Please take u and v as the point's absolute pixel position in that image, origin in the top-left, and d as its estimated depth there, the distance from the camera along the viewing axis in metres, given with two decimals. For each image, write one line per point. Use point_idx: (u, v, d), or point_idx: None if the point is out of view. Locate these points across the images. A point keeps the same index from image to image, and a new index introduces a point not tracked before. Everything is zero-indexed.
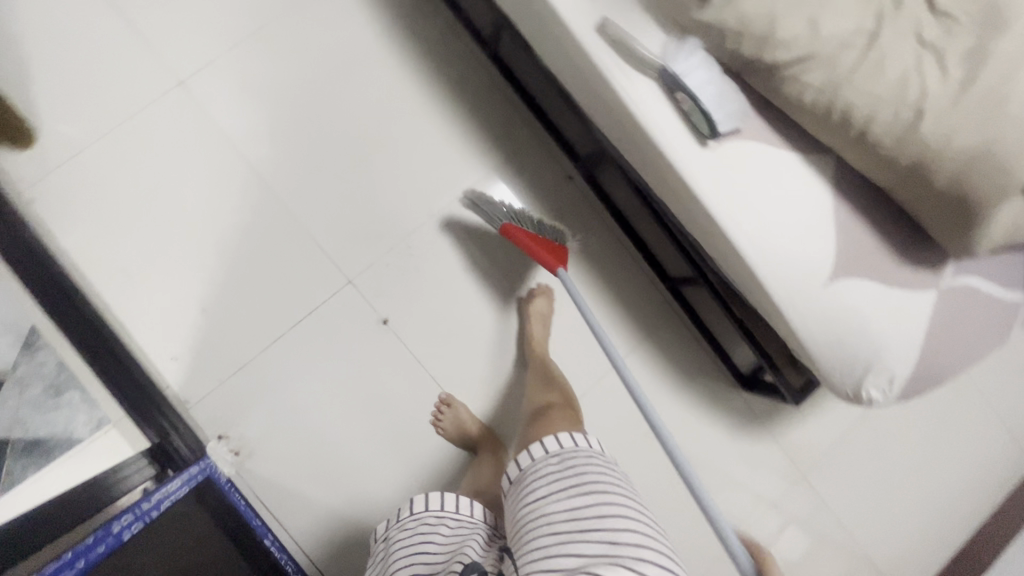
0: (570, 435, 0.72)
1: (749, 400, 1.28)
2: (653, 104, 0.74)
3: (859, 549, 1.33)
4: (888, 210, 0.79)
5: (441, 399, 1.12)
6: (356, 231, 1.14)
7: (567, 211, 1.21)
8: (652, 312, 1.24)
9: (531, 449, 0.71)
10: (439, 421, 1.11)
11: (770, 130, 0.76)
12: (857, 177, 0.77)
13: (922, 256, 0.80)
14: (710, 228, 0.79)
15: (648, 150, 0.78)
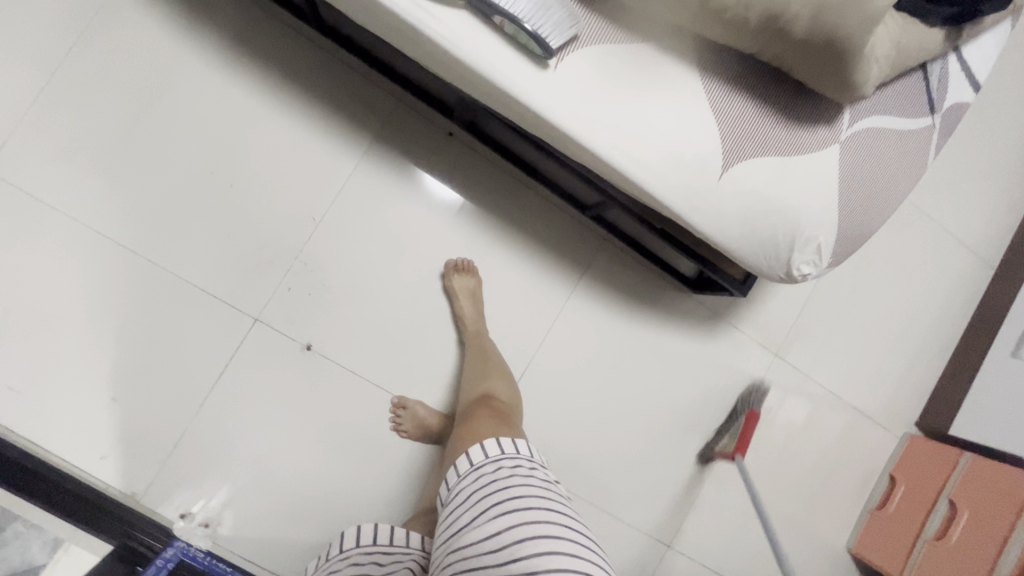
0: (498, 441, 0.67)
1: (705, 300, 1.24)
2: (473, 37, 0.64)
3: (849, 403, 1.34)
4: (765, 74, 0.70)
5: (395, 404, 1.07)
6: (243, 265, 1.04)
7: (460, 171, 1.11)
8: (582, 246, 1.17)
9: (458, 463, 0.67)
10: (399, 425, 1.07)
11: (612, 25, 0.66)
12: (722, 47, 0.68)
13: (814, 112, 0.72)
14: (584, 155, 0.71)
15: (489, 90, 0.69)
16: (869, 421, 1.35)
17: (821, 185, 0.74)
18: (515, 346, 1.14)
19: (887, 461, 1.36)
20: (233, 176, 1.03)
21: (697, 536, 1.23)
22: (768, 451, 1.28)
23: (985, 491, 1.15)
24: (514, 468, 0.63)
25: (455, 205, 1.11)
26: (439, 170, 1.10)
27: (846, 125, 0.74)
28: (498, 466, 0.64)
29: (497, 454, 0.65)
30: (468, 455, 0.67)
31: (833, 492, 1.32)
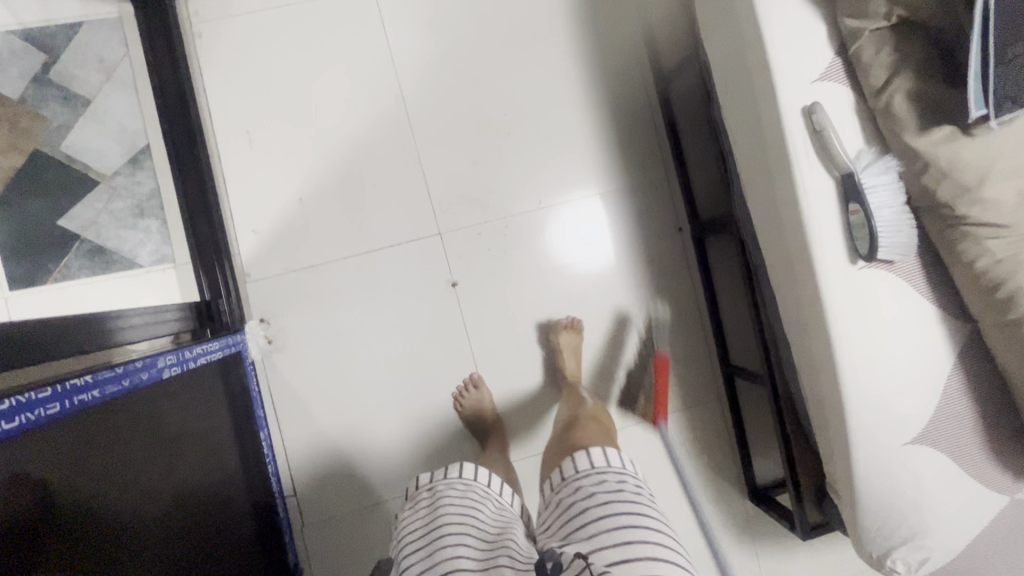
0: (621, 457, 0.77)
1: (750, 512, 1.25)
2: (823, 202, 0.73)
3: None
4: (999, 401, 0.76)
5: (471, 378, 1.12)
6: (466, 190, 1.14)
7: (664, 260, 1.20)
8: (697, 388, 1.22)
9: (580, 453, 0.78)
10: (460, 399, 1.11)
11: (922, 276, 0.74)
12: (987, 357, 0.75)
13: (1011, 460, 0.77)
14: (815, 340, 0.78)
15: (792, 242, 0.77)
16: None
17: (970, 517, 0.78)
18: None
19: None
20: (516, 129, 1.15)
21: None
22: None
23: None
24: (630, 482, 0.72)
25: (640, 278, 1.19)
26: (649, 246, 1.19)
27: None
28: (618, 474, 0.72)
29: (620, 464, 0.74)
30: (583, 457, 0.76)
31: None
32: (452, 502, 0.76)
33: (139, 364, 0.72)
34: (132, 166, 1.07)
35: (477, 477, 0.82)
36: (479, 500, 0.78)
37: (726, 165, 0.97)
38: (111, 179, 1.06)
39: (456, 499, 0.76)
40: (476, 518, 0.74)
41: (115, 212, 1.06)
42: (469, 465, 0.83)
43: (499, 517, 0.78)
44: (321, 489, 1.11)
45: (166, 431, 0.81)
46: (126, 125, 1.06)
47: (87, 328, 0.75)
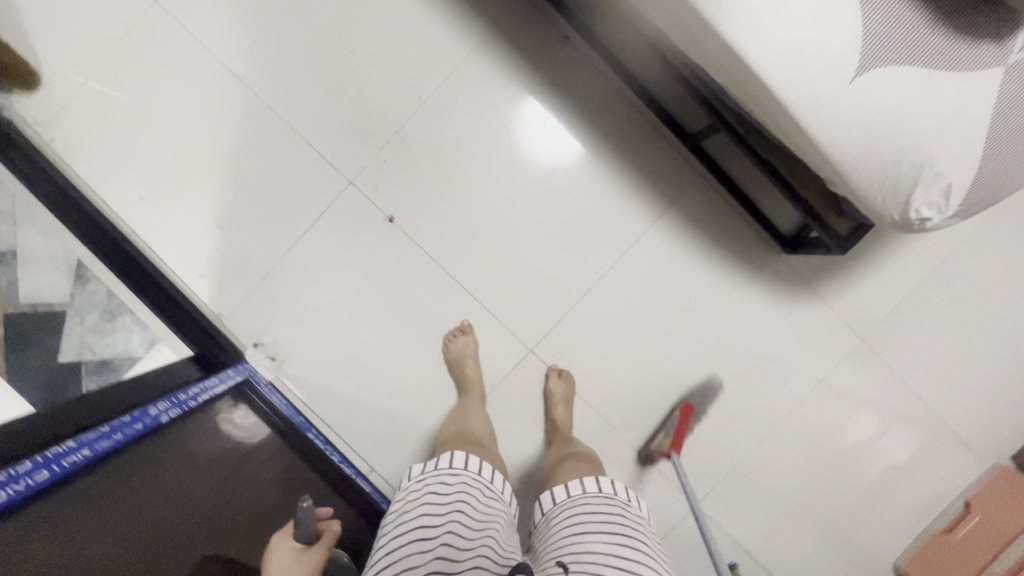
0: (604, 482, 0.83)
1: (792, 262, 1.17)
2: None
3: (931, 416, 1.22)
4: None
5: (459, 326, 1.14)
6: (348, 129, 1.11)
7: (567, 80, 1.11)
8: (673, 178, 1.13)
9: (577, 485, 0.83)
10: (448, 344, 1.13)
11: None
12: None
13: (975, 25, 0.66)
14: (706, 38, 0.69)
15: None
16: (951, 436, 1.23)
17: (968, 111, 0.67)
18: (582, 264, 1.14)
19: (965, 485, 1.23)
20: (357, 43, 1.09)
21: (725, 500, 1.21)
22: (821, 442, 1.21)
23: (1006, 501, 1.18)
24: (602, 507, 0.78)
25: (556, 111, 1.11)
26: (544, 73, 1.10)
27: (1009, 49, 0.67)
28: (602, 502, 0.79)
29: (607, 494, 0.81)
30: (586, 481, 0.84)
31: (887, 501, 1.23)
32: (445, 494, 0.76)
33: (125, 419, 0.78)
34: (80, 283, 1.15)
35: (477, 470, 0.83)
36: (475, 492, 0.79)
37: None
38: (73, 302, 1.15)
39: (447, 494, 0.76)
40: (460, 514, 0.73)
41: (92, 327, 1.15)
42: (471, 458, 0.84)
43: (490, 510, 0.78)
44: (390, 454, 1.15)
45: (194, 479, 0.84)
46: (56, 253, 1.15)
47: (81, 407, 0.79)
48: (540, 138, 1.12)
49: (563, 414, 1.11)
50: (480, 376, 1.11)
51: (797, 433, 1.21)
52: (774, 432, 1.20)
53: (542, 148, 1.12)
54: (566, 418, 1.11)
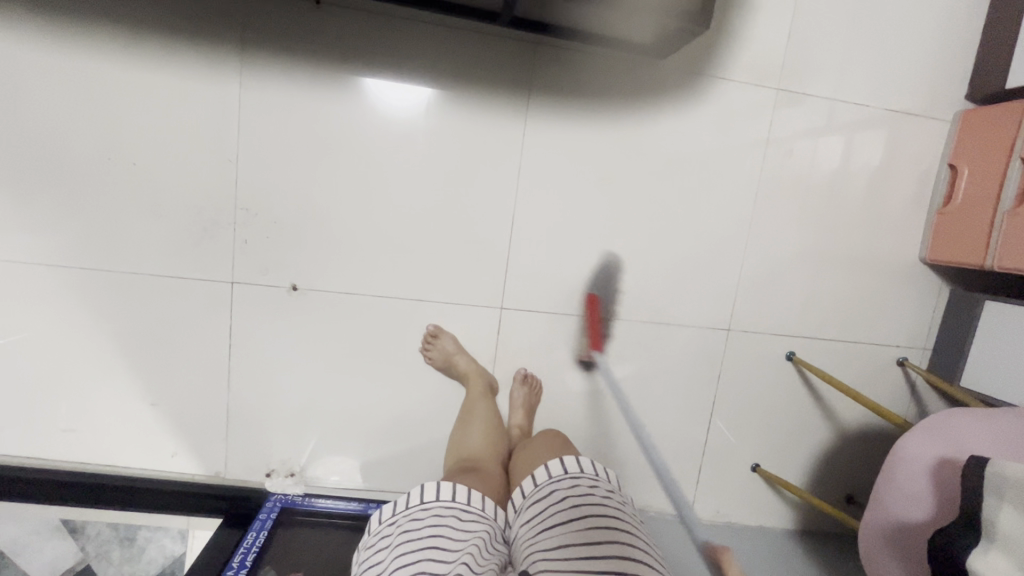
0: (576, 460, 0.85)
1: (676, 63, 1.07)
2: None
3: (880, 112, 1.17)
4: None
5: (430, 331, 1.07)
6: (191, 235, 0.99)
7: (351, 40, 0.96)
8: (516, 65, 1.02)
9: (551, 466, 0.85)
10: (427, 354, 1.08)
11: None
12: None
13: None
14: None
15: None
16: (907, 116, 1.19)
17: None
18: (491, 201, 1.05)
19: (943, 149, 1.20)
20: (133, 150, 0.95)
21: (753, 309, 1.19)
22: (802, 202, 1.17)
23: (978, 139, 1.12)
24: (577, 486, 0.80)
25: (363, 79, 0.98)
26: (325, 51, 0.96)
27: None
28: (573, 481, 0.81)
29: (575, 471, 0.83)
30: (567, 461, 0.85)
31: (885, 211, 1.21)
32: (420, 534, 0.73)
33: None
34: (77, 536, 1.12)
35: (456, 497, 0.79)
36: (456, 519, 0.76)
37: None
38: (87, 553, 1.14)
39: (422, 534, 0.73)
40: (440, 547, 0.70)
41: (123, 558, 1.15)
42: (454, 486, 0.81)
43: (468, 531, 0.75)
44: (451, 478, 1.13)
45: None
46: (36, 527, 1.09)
47: None
48: (392, 98, 0.99)
49: (522, 420, 1.09)
50: (475, 366, 1.07)
51: (777, 209, 1.16)
52: (758, 224, 1.16)
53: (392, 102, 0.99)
54: (523, 423, 1.09)
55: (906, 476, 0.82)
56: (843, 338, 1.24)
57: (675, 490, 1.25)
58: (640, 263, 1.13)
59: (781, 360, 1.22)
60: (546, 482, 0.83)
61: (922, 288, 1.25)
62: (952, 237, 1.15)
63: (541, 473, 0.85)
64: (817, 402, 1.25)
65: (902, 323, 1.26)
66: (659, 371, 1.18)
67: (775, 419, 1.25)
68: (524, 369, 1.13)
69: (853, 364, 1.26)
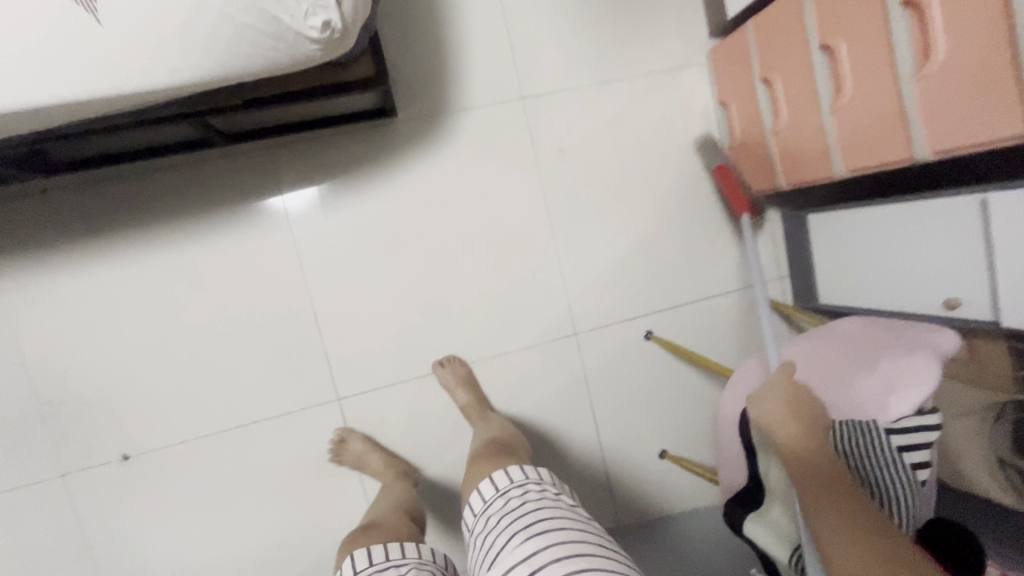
0: (522, 466, 0.86)
1: (411, 113, 1.08)
2: None
3: (637, 78, 1.17)
4: None
5: (340, 433, 1.08)
6: (4, 447, 0.99)
7: (90, 215, 0.99)
8: (258, 173, 1.04)
9: (497, 478, 0.85)
10: (336, 455, 1.07)
11: None
12: None
13: None
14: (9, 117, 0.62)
15: None
16: (665, 72, 1.18)
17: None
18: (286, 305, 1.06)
19: (711, 89, 1.20)
20: None
21: (590, 307, 1.17)
22: (595, 189, 1.17)
23: (730, 71, 1.12)
24: (535, 493, 0.80)
25: (117, 245, 1.00)
26: (68, 233, 0.98)
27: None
28: (523, 489, 0.82)
29: (521, 477, 0.84)
30: (498, 477, 0.85)
31: (683, 166, 1.20)
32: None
33: None
34: None
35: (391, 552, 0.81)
36: None
37: None
38: None
39: None
40: None
41: None
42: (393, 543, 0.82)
43: None
44: None
45: None
46: None
47: None
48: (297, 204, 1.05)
49: (468, 397, 1.08)
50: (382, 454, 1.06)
51: (573, 205, 1.16)
52: (561, 226, 1.15)
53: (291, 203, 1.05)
54: (471, 399, 1.08)
55: (729, 430, 0.85)
56: (696, 299, 1.22)
57: (594, 504, 1.21)
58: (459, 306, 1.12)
59: (641, 343, 1.20)
60: (495, 496, 0.83)
61: (752, 222, 1.23)
62: (747, 167, 1.15)
63: (477, 501, 0.85)
64: (696, 369, 1.22)
65: (748, 262, 1.24)
66: (524, 398, 1.16)
67: (661, 401, 1.22)
68: (446, 355, 1.12)
69: (716, 319, 1.23)
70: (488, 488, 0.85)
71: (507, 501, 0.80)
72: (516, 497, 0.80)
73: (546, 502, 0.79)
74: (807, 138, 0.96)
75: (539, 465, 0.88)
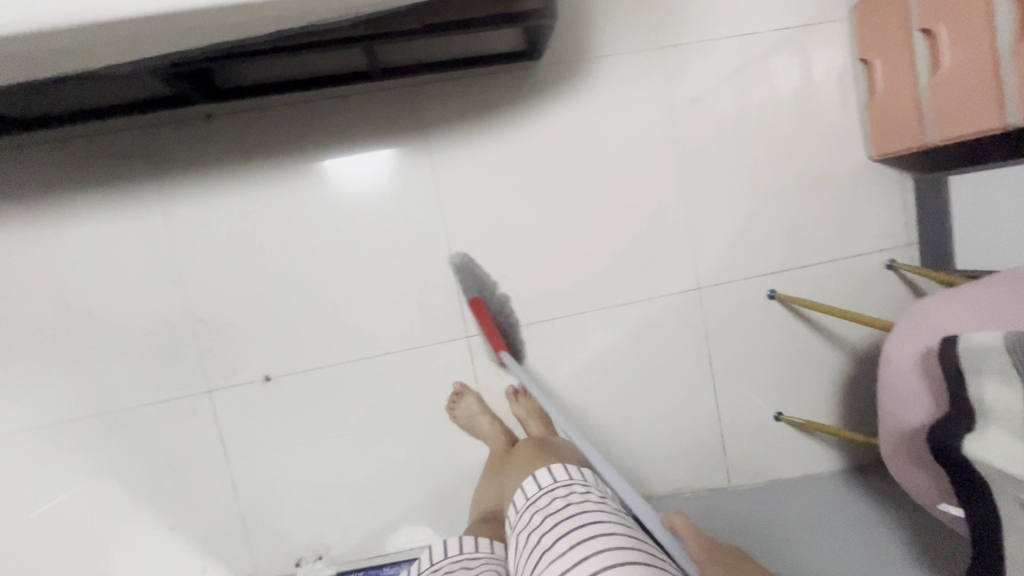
0: (564, 467, 0.82)
1: (553, 59, 1.09)
2: None
3: (774, 34, 1.16)
4: None
5: (455, 390, 1.10)
6: (159, 359, 1.03)
7: (245, 138, 1.02)
8: (404, 110, 1.06)
9: (540, 475, 0.82)
10: (452, 411, 1.09)
11: None
12: None
13: None
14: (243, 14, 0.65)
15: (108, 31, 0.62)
16: (804, 29, 1.17)
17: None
18: (423, 241, 1.08)
19: (851, 48, 1.17)
20: (85, 298, 1.01)
21: (714, 263, 1.17)
22: (726, 145, 1.16)
23: (878, 27, 1.10)
24: (579, 495, 0.76)
25: (268, 170, 1.03)
26: (225, 156, 1.02)
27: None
28: (567, 488, 0.78)
29: (564, 477, 0.81)
30: (540, 475, 0.82)
31: (815, 124, 1.18)
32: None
33: None
34: None
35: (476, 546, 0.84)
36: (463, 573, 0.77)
37: (86, 76, 0.80)
38: None
39: None
40: None
41: None
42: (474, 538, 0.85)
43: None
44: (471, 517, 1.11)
45: None
46: None
47: None
48: (380, 173, 1.06)
49: None
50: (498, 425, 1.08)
51: (703, 160, 1.15)
52: (690, 180, 1.15)
53: (378, 171, 1.06)
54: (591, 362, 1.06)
55: (896, 378, 0.78)
56: (818, 261, 1.20)
57: (704, 464, 1.20)
58: (586, 254, 1.13)
59: (763, 302, 1.18)
60: (540, 492, 0.79)
61: (883, 187, 1.21)
62: (888, 126, 1.12)
63: (519, 499, 0.82)
64: (816, 333, 1.20)
65: (873, 226, 1.21)
66: (642, 350, 1.16)
67: (778, 363, 1.20)
68: (543, 350, 1.12)
69: (838, 282, 1.21)
70: (531, 486, 0.81)
71: (551, 500, 0.76)
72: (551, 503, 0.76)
73: (592, 504, 0.74)
74: (977, 86, 0.93)
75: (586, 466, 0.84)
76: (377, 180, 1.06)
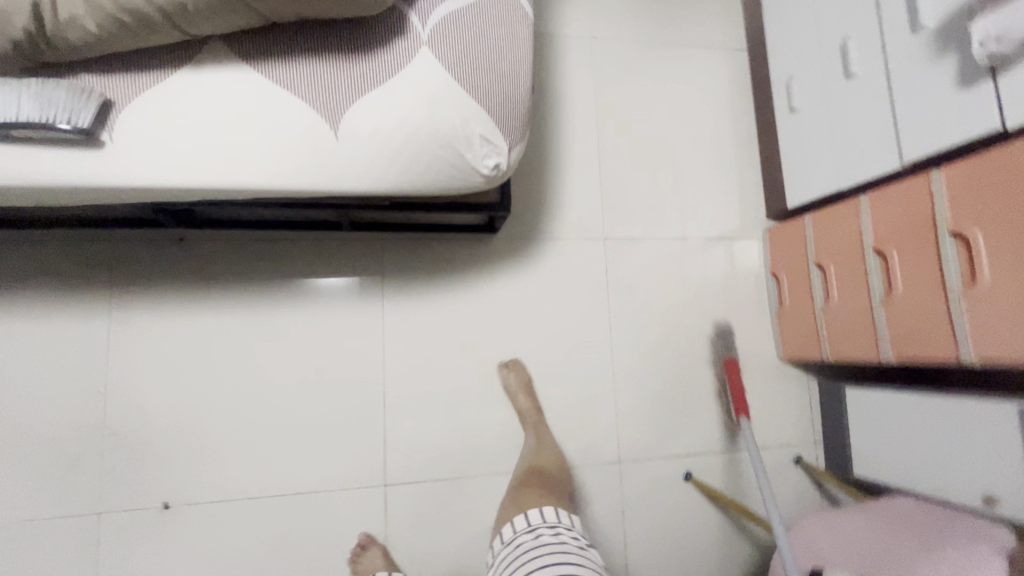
0: (555, 512, 0.95)
1: (508, 235, 1.23)
2: (23, 159, 0.64)
3: (701, 241, 1.34)
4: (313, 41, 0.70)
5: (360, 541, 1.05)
6: (55, 472, 0.98)
7: (210, 264, 1.09)
8: (366, 259, 1.15)
9: (528, 515, 0.95)
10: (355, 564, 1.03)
11: (139, 84, 0.66)
12: (260, 44, 0.69)
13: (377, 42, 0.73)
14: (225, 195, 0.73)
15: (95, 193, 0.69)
16: (726, 240, 1.36)
17: (435, 75, 0.74)
18: (359, 382, 1.11)
19: (764, 262, 1.36)
20: None
21: (635, 438, 1.23)
22: (654, 329, 1.28)
23: (784, 251, 1.29)
24: (558, 536, 0.90)
25: (226, 295, 1.08)
26: (187, 277, 1.07)
27: (414, 11, 0.74)
28: (553, 530, 0.91)
29: (553, 519, 0.93)
30: (532, 513, 0.95)
31: (733, 321, 1.33)
32: None
33: None
34: None
35: None
36: None
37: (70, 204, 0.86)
38: None
39: None
40: None
41: None
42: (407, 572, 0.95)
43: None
44: None
45: None
46: None
47: None
48: (331, 314, 1.12)
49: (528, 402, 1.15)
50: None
51: (632, 340, 1.26)
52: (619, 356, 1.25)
53: (328, 312, 1.12)
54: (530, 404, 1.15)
55: None
56: (732, 448, 1.28)
57: None
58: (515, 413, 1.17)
59: (679, 483, 1.23)
60: (528, 530, 0.92)
61: (790, 385, 1.33)
62: (793, 336, 1.27)
63: (507, 531, 0.95)
64: (727, 519, 1.23)
65: (782, 421, 1.31)
66: None
67: (691, 547, 1.21)
68: (459, 507, 1.12)
69: (749, 471, 1.27)
70: (522, 522, 0.94)
71: (537, 539, 0.89)
72: (533, 536, 0.90)
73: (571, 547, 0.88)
74: (857, 322, 1.09)
75: (575, 515, 0.97)
76: (326, 319, 1.12)
